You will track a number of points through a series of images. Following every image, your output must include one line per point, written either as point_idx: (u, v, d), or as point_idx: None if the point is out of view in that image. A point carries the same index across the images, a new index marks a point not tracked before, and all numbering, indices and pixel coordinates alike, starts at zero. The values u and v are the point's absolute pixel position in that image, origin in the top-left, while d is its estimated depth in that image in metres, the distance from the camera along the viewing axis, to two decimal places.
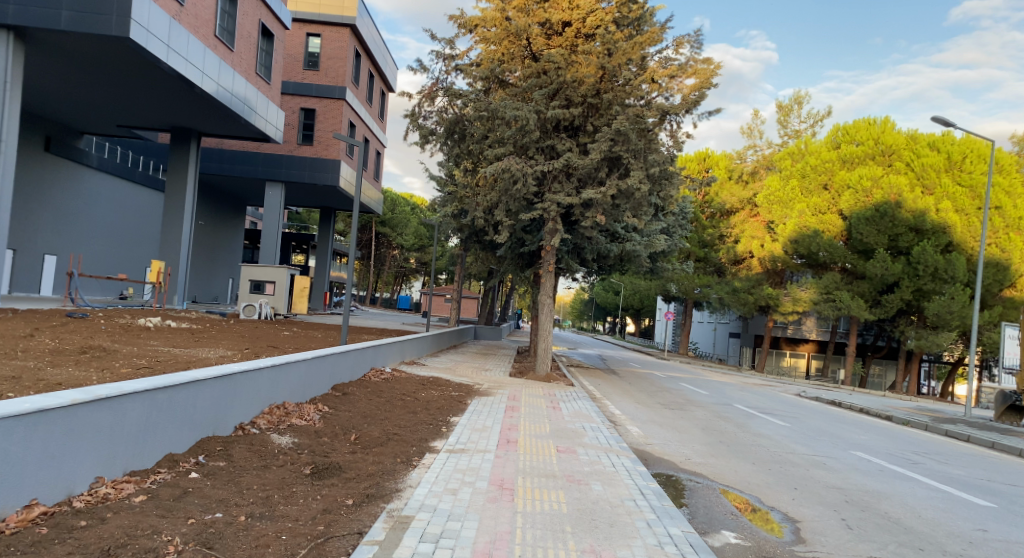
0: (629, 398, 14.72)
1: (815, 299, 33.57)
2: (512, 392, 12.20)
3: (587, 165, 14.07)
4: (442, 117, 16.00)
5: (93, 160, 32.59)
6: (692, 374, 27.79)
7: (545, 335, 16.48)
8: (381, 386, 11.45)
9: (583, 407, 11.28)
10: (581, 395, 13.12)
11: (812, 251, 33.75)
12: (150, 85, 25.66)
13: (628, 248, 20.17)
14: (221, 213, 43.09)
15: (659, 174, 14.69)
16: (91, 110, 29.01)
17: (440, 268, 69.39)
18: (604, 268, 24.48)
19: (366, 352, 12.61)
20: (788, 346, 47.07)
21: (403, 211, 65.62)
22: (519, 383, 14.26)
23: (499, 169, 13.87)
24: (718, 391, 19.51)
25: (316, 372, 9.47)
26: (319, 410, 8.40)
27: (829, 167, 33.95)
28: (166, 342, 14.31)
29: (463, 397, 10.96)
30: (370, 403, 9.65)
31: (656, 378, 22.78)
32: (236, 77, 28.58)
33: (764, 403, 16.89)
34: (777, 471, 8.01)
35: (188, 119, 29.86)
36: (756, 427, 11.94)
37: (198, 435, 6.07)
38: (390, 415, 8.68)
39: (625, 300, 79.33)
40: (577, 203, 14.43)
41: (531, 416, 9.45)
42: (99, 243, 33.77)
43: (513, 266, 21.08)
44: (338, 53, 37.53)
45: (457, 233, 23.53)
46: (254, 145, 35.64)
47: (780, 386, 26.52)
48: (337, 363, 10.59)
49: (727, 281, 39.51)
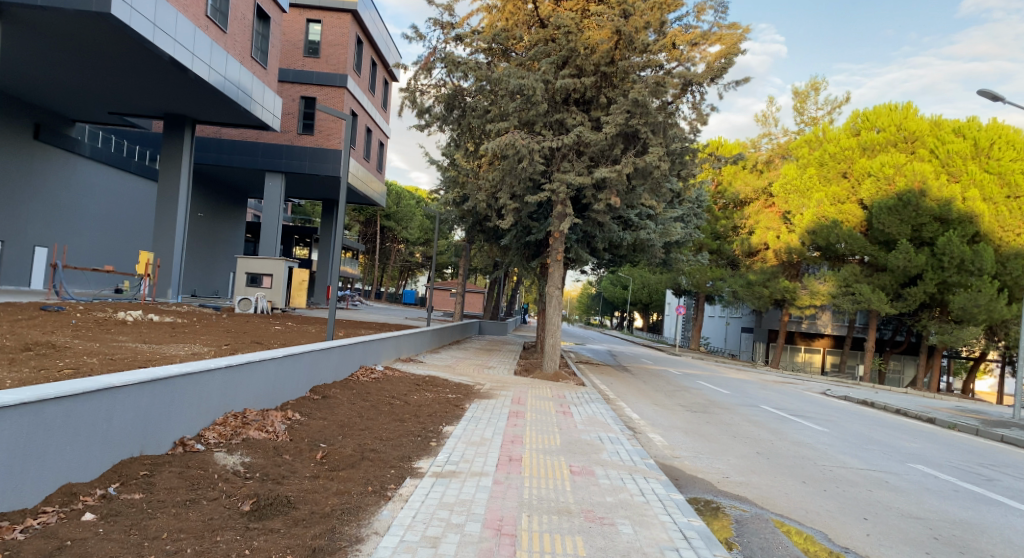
0: (646, 399, 13.37)
1: (833, 293, 32.23)
2: (516, 394, 10.81)
3: (600, 140, 12.63)
4: (439, 92, 14.61)
5: (85, 149, 31.36)
6: (708, 372, 26.36)
7: (552, 330, 15.13)
8: (367, 388, 10.11)
9: (597, 412, 9.88)
10: (595, 397, 11.70)
11: (830, 243, 32.26)
12: (139, 69, 24.41)
13: (642, 237, 18.84)
14: (220, 204, 41.85)
15: (677, 152, 13.28)
16: (80, 96, 27.82)
17: (446, 262, 68.14)
18: (614, 259, 23.10)
19: (354, 348, 11.30)
20: (803, 341, 45.58)
21: (408, 204, 64.29)
22: (525, 382, 12.86)
23: (502, 145, 12.46)
24: (740, 390, 18.12)
25: (287, 373, 8.11)
26: (286, 419, 7.07)
27: (849, 155, 32.41)
28: (138, 337, 13.02)
29: (462, 400, 9.64)
30: (351, 408, 8.29)
31: (672, 376, 21.42)
32: (231, 61, 27.26)
33: (791, 403, 15.51)
34: (839, 495, 6.62)
35: (182, 106, 28.63)
36: (796, 434, 10.50)
37: (116, 457, 4.74)
38: (372, 424, 7.34)
39: (634, 295, 77.74)
40: (589, 182, 13.00)
41: (538, 424, 8.07)
42: (91, 235, 32.61)
43: (520, 257, 19.79)
44: (339, 39, 36.13)
45: (460, 223, 22.20)
46: (252, 134, 34.31)
47: (801, 384, 25.07)
48: (317, 361, 9.28)
49: (741, 274, 38.02)
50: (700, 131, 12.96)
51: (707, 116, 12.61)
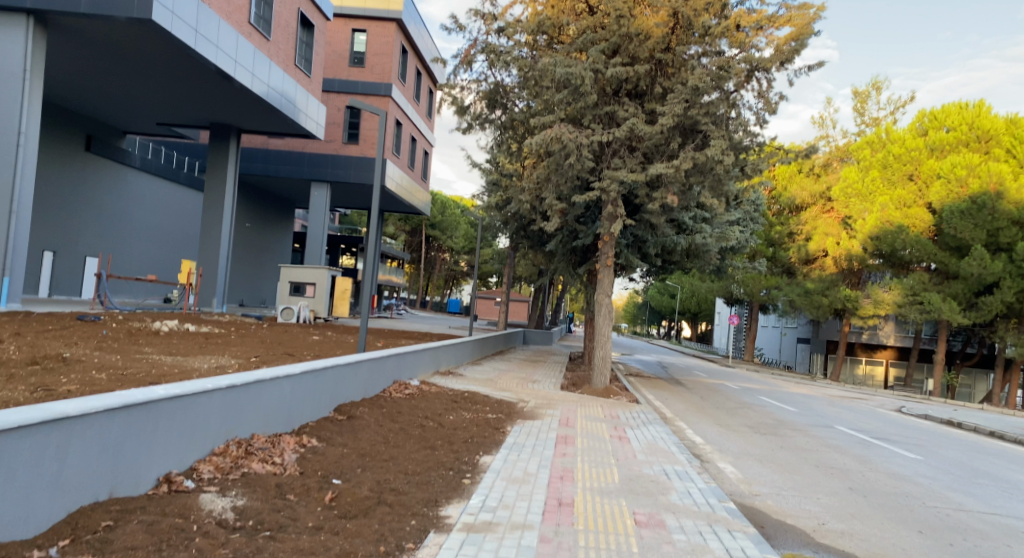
0: (708, 420, 12.06)
1: (899, 301, 30.00)
2: (564, 414, 9.67)
3: (655, 133, 11.43)
4: (480, 88, 13.70)
5: (134, 160, 31.65)
6: (769, 386, 24.65)
7: (601, 342, 13.95)
8: (399, 407, 9.14)
9: (657, 436, 8.66)
10: (653, 418, 10.45)
11: (896, 249, 30.14)
12: (183, 77, 24.29)
13: (698, 242, 17.64)
14: (266, 214, 41.97)
15: (740, 145, 11.99)
16: (128, 107, 27.99)
17: (490, 271, 67.40)
18: (666, 265, 21.76)
19: (387, 362, 10.36)
20: (864, 352, 42.97)
21: (452, 213, 63.84)
22: (573, 400, 11.67)
23: (546, 139, 11.37)
24: (807, 408, 16.56)
25: (306, 392, 7.19)
26: (299, 448, 6.13)
27: (916, 156, 30.15)
28: (167, 348, 12.39)
29: (503, 421, 8.57)
30: (376, 432, 7.30)
31: (730, 390, 19.96)
32: (273, 68, 26.95)
33: (868, 423, 13.93)
34: (971, 553, 5.26)
35: (226, 115, 28.56)
36: (893, 462, 9.02)
37: (71, 504, 3.84)
38: (397, 453, 6.33)
39: (682, 304, 75.67)
40: (642, 180, 11.82)
41: (592, 454, 6.92)
42: (140, 245, 32.91)
43: (566, 264, 18.70)
44: (384, 48, 35.75)
45: (504, 228, 21.22)
46: (297, 143, 34.21)
47: (871, 400, 23.20)
48: (343, 375, 8.36)
49: (798, 282, 35.91)
50: (768, 122, 11.69)
51: (776, 106, 11.33)
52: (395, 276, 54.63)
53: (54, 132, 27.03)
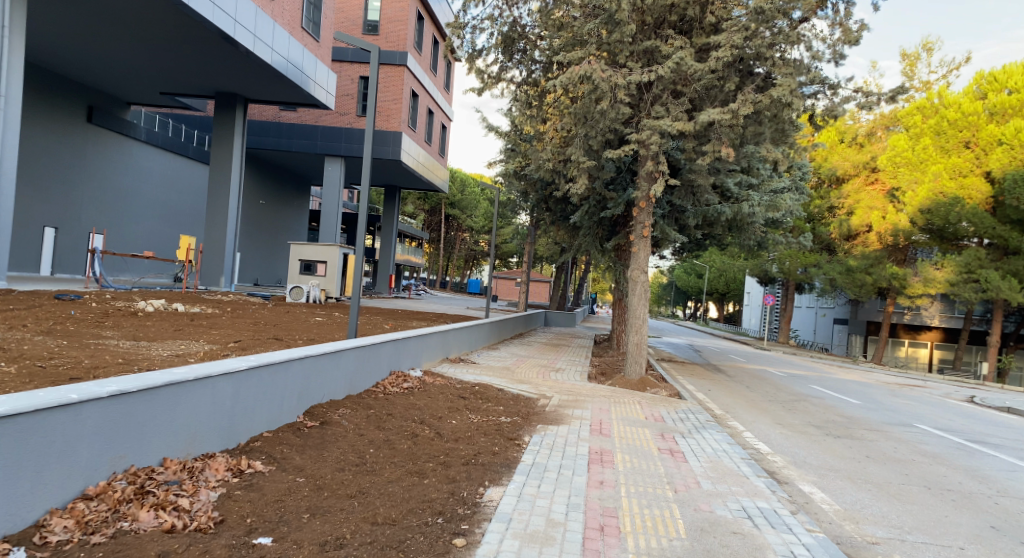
0: (767, 419, 10.11)
1: (951, 280, 27.25)
2: (595, 415, 7.83)
3: (704, 70, 9.34)
4: (494, 30, 11.76)
5: (139, 133, 30.20)
6: (816, 371, 22.47)
7: (635, 326, 12.05)
8: (391, 407, 7.33)
9: (717, 448, 6.75)
10: (704, 419, 8.54)
11: (949, 223, 27.34)
12: (182, 40, 22.54)
13: (745, 211, 15.65)
14: (281, 191, 40.49)
15: (811, 87, 9.84)
16: (131, 75, 26.45)
17: (511, 250, 65.49)
18: (702, 239, 19.67)
19: (380, 350, 8.58)
20: (907, 334, 40.27)
21: (473, 191, 61.93)
22: (605, 395, 9.80)
23: (574, 77, 9.36)
24: (871, 399, 14.48)
25: (255, 393, 5.42)
26: (225, 482, 4.35)
27: (973, 122, 26.91)
28: (141, 333, 10.76)
29: (521, 428, 6.75)
30: (347, 449, 5.48)
31: (775, 378, 17.92)
32: (277, 31, 25.02)
33: (951, 420, 11.83)
34: None
35: (232, 83, 26.84)
36: (1019, 479, 6.94)
37: None
38: (368, 486, 4.51)
39: (709, 284, 73.44)
40: (689, 130, 9.80)
41: (639, 483, 5.08)
42: (148, 222, 31.61)
43: (593, 239, 16.82)
44: (399, 15, 33.59)
45: (526, 199, 19.31)
46: (309, 116, 32.49)
47: (929, 387, 20.87)
48: (315, 366, 6.55)
49: (839, 260, 33.35)
50: (844, 57, 9.47)
51: (857, 34, 9.07)
52: (414, 256, 53.06)
53: (53, 102, 25.57)
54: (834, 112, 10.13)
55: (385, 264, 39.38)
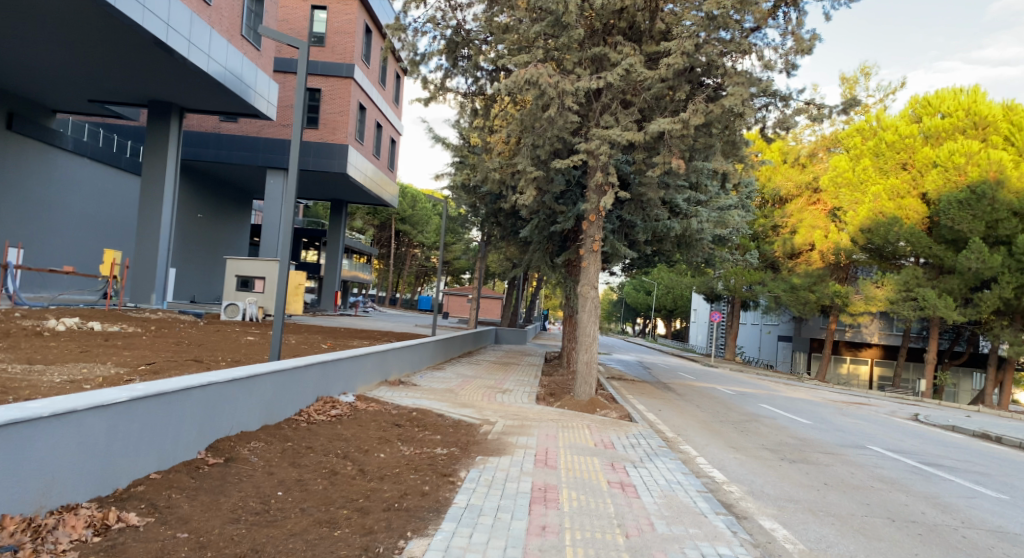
0: (720, 442, 9.69)
1: (891, 298, 27.91)
2: (541, 443, 7.20)
3: (654, 77, 9.00)
4: (439, 36, 11.25)
5: (66, 141, 28.41)
6: (764, 389, 22.45)
7: (585, 344, 11.54)
8: (314, 438, 6.54)
9: (670, 480, 6.21)
10: (656, 445, 8.02)
11: (888, 242, 27.79)
12: (109, 44, 21.18)
13: (694, 227, 15.53)
14: (220, 204, 38.85)
15: (763, 97, 9.61)
16: (55, 80, 24.83)
17: (463, 267, 64.76)
18: (652, 256, 19.46)
19: (305, 374, 7.78)
20: (849, 350, 41.19)
21: (423, 207, 61.08)
22: (552, 419, 9.20)
23: (520, 81, 8.85)
24: (822, 419, 14.30)
25: (142, 427, 4.63)
26: (80, 548, 3.53)
27: (910, 144, 27.75)
28: (42, 357, 9.62)
29: (457, 462, 6.05)
30: (249, 493, 4.67)
31: (725, 396, 17.69)
32: (215, 37, 23.74)
33: (902, 440, 11.65)
34: None
35: (167, 91, 25.50)
36: (982, 508, 6.62)
37: None
38: (267, 544, 3.75)
39: (658, 301, 74.18)
40: (639, 140, 9.43)
41: (586, 526, 4.48)
42: (74, 236, 29.68)
43: (542, 255, 16.33)
44: (346, 26, 32.71)
45: (474, 213, 18.78)
46: (251, 127, 31.23)
47: (875, 405, 21.00)
48: (220, 395, 5.73)
49: (783, 277, 33.79)
50: (796, 67, 9.29)
51: (810, 44, 8.89)
52: (362, 272, 51.75)
53: None
54: (786, 123, 9.94)
55: (331, 281, 38.10)
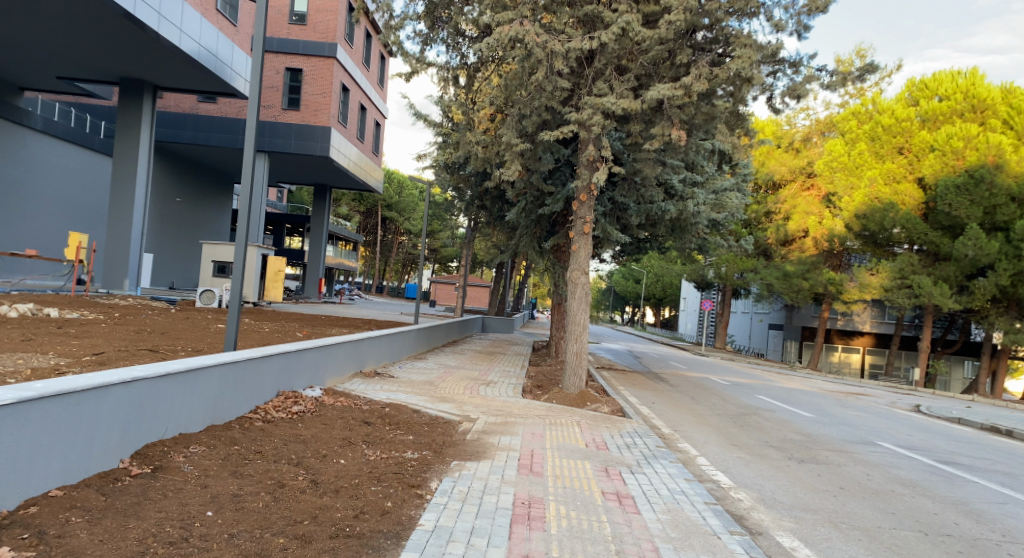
0: (722, 440, 8.94)
1: (885, 285, 27.20)
2: (527, 445, 6.39)
3: (653, 37, 8.16)
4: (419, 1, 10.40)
5: (36, 121, 27.13)
6: (758, 379, 21.78)
7: (575, 334, 10.75)
8: (267, 442, 5.68)
9: (676, 489, 5.40)
10: (655, 445, 7.22)
11: (883, 229, 27.14)
12: (75, 16, 19.91)
13: (690, 209, 14.74)
14: (201, 189, 37.65)
15: (772, 62, 8.83)
16: (22, 55, 23.52)
17: (451, 254, 63.86)
18: (644, 241, 18.70)
19: (263, 367, 6.93)
20: (840, 339, 40.69)
21: (411, 194, 60.00)
22: (540, 415, 8.39)
23: (504, 39, 8.02)
24: (823, 411, 13.59)
25: (43, 431, 3.78)
26: None
27: (907, 128, 27.26)
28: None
29: (430, 470, 5.22)
30: (171, 514, 3.77)
31: (720, 387, 16.98)
32: (187, 10, 22.46)
33: (912, 435, 10.93)
34: None
35: (140, 69, 24.25)
36: (1020, 518, 5.91)
37: None
38: None
39: (648, 289, 73.64)
40: (636, 108, 8.64)
41: (578, 554, 3.70)
42: (45, 220, 28.47)
43: (530, 239, 15.51)
44: (329, 5, 31.42)
45: (459, 195, 17.90)
46: (231, 109, 30.03)
47: (873, 395, 20.32)
48: (150, 391, 4.81)
49: (776, 265, 33.12)
50: (809, 29, 8.51)
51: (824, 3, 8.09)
52: (348, 260, 50.74)
53: None
54: (796, 92, 9.30)
55: (315, 268, 37.10)
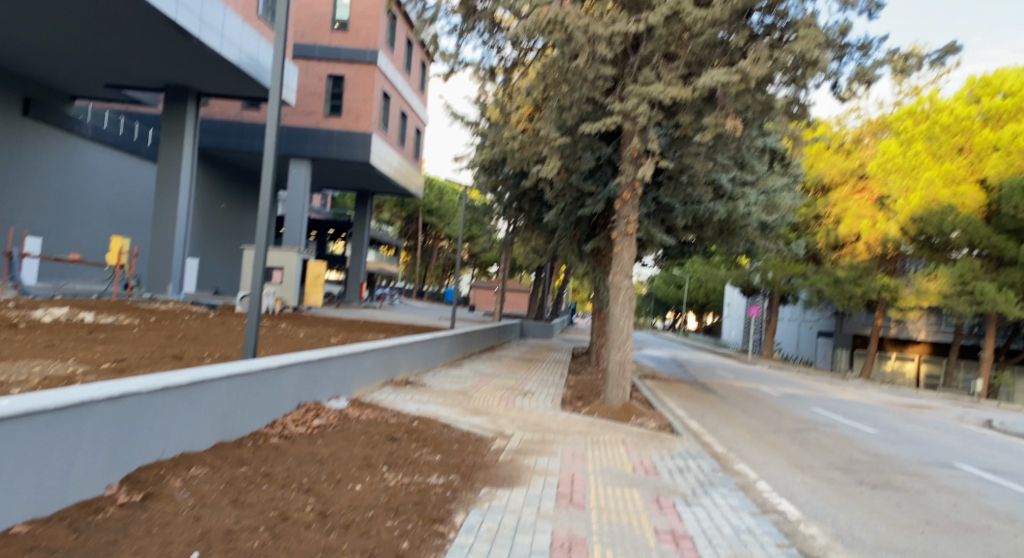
0: (780, 459, 8.10)
1: (945, 291, 25.34)
2: (566, 469, 5.71)
3: (706, 17, 7.42)
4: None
5: (85, 129, 27.68)
6: (810, 390, 20.61)
7: (618, 341, 10.00)
8: (279, 462, 5.14)
9: (739, 526, 4.63)
10: (711, 469, 6.44)
11: (940, 232, 25.76)
12: (119, 24, 19.98)
13: (740, 210, 14.01)
14: (245, 195, 38.03)
15: (839, 45, 7.97)
16: (71, 64, 23.90)
17: (491, 259, 63.44)
18: (690, 245, 17.82)
19: (280, 376, 6.42)
20: (894, 347, 38.62)
21: (451, 199, 59.82)
22: (584, 432, 7.67)
23: (541, 21, 7.43)
24: (886, 427, 12.52)
25: (13, 454, 3.30)
26: None
27: (967, 127, 25.04)
28: (14, 354, 8.46)
29: (458, 501, 4.58)
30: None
31: (772, 399, 15.97)
32: (228, 16, 22.43)
33: (995, 457, 9.86)
34: None
35: (183, 76, 24.39)
36: None
37: None
38: None
39: (690, 295, 71.95)
40: (686, 96, 7.94)
41: None
42: (94, 226, 29.02)
43: (568, 242, 14.83)
44: (371, 10, 31.18)
45: (495, 197, 17.27)
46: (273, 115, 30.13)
47: (937, 408, 18.94)
48: (146, 406, 4.32)
49: (826, 270, 31.61)
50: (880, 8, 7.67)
51: None
52: (388, 265, 50.73)
53: None
54: (864, 78, 8.41)
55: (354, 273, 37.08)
